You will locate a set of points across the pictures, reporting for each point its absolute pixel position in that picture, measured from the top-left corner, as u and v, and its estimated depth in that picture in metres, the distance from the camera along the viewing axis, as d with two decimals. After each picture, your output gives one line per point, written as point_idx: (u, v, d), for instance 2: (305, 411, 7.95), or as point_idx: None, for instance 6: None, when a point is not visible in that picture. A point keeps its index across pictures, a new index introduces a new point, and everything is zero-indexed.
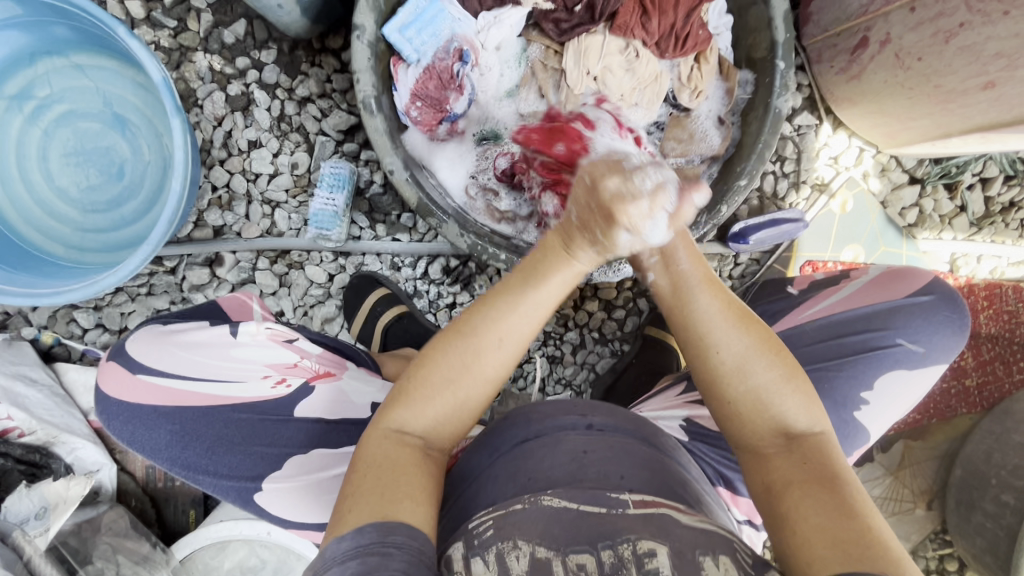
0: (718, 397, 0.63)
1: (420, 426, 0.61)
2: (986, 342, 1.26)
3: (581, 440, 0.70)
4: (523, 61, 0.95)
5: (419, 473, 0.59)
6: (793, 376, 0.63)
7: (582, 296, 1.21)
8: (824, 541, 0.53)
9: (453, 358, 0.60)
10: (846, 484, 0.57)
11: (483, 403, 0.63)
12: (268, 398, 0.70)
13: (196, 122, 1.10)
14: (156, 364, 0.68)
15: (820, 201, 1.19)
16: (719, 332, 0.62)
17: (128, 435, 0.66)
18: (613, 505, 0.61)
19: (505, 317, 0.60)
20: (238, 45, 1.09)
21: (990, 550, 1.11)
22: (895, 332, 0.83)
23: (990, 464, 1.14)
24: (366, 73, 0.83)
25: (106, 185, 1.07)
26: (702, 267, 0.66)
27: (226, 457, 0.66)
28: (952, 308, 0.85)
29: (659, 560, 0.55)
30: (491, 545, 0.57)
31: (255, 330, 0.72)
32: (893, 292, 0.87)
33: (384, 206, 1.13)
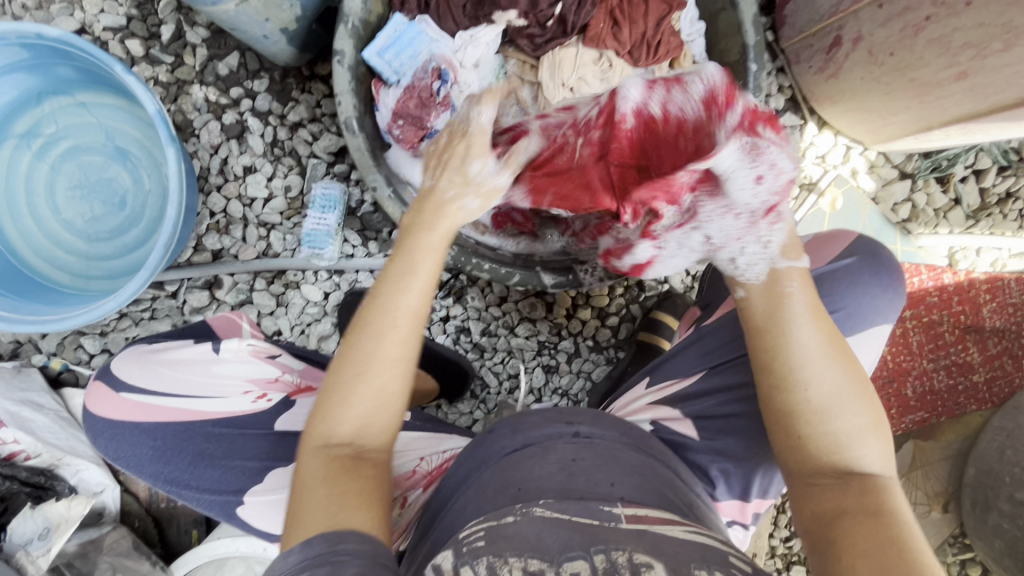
0: (792, 428, 0.66)
1: (346, 431, 0.62)
2: (993, 337, 1.22)
3: (569, 449, 0.71)
4: (500, 75, 0.97)
5: (357, 480, 0.60)
6: (878, 425, 0.65)
7: (575, 304, 1.22)
8: (869, 574, 0.53)
9: (359, 352, 0.63)
10: (902, 523, 0.57)
11: (401, 391, 0.64)
12: (247, 412, 0.72)
13: (194, 152, 1.14)
14: (139, 381, 0.71)
15: (810, 200, 1.19)
16: (818, 364, 0.65)
17: (114, 450, 0.69)
18: (606, 518, 0.62)
19: (397, 301, 0.64)
20: (232, 76, 1.14)
21: (1010, 553, 1.08)
22: (821, 302, 0.82)
23: (1003, 462, 1.12)
24: (347, 95, 0.87)
25: (109, 216, 1.11)
26: (811, 298, 0.68)
27: (208, 471, 0.68)
28: (876, 267, 0.83)
29: (655, 569, 0.55)
30: (480, 556, 0.56)
31: (237, 347, 0.75)
32: (816, 261, 0.86)
33: (375, 224, 1.15)
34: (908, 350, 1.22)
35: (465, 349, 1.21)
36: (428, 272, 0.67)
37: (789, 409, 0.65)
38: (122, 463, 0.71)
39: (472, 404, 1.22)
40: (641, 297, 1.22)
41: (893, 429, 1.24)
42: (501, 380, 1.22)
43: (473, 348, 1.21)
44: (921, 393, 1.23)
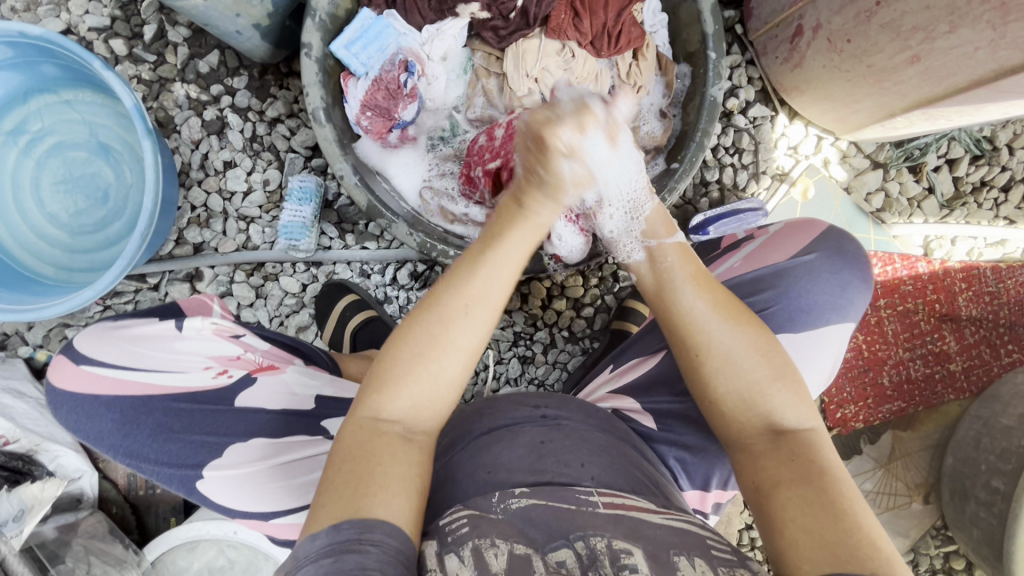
0: (709, 397, 0.69)
1: (396, 411, 0.61)
2: (970, 326, 1.22)
3: (537, 432, 0.70)
4: (468, 70, 1.00)
5: (395, 465, 0.59)
6: (789, 380, 0.67)
7: (550, 295, 1.23)
8: (807, 544, 0.56)
9: (424, 328, 0.62)
10: (829, 481, 0.61)
11: (461, 376, 0.63)
12: (208, 387, 0.75)
13: (176, 147, 1.17)
14: (98, 356, 0.73)
15: (781, 190, 1.20)
16: (713, 328, 0.67)
17: (73, 421, 0.71)
18: (583, 505, 0.60)
19: (490, 289, 0.64)
20: (212, 74, 1.17)
21: (987, 542, 1.08)
22: (781, 294, 0.83)
23: (979, 450, 1.11)
24: (314, 86, 0.89)
25: (92, 209, 1.14)
26: (691, 266, 0.72)
27: (167, 445, 0.70)
28: (837, 263, 0.84)
29: (635, 556, 0.53)
30: (466, 543, 0.55)
31: (200, 324, 0.78)
32: (779, 255, 0.87)
33: (351, 216, 1.18)
34: (884, 338, 1.22)
35: None
36: (521, 258, 0.66)
37: (700, 379, 0.68)
38: (81, 435, 0.73)
39: None
40: (615, 287, 1.23)
41: (870, 419, 1.24)
42: (477, 370, 1.23)
43: None
44: (897, 381, 1.23)
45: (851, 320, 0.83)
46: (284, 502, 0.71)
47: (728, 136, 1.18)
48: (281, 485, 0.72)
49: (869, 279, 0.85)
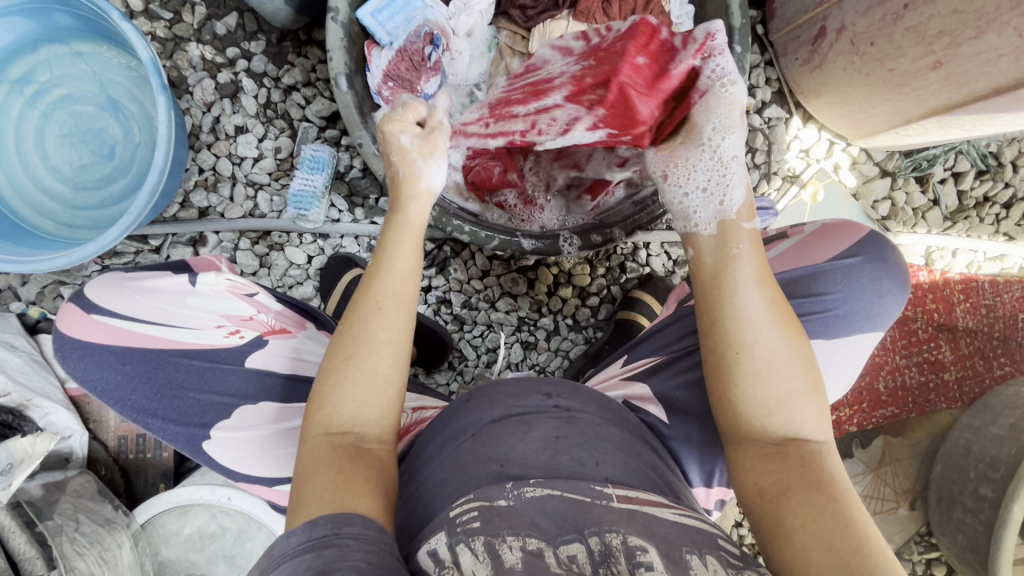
0: (727, 394, 0.67)
1: (345, 419, 0.61)
2: (966, 337, 1.25)
3: (553, 426, 0.68)
4: (491, 48, 1.00)
5: (361, 468, 0.59)
6: (814, 389, 0.66)
7: (556, 282, 1.22)
8: (821, 554, 0.55)
9: (353, 340, 0.63)
10: (842, 493, 0.60)
11: (398, 371, 0.64)
12: (220, 346, 0.74)
13: (187, 108, 1.15)
14: (112, 307, 0.73)
15: (791, 191, 1.21)
16: (758, 327, 0.66)
17: (83, 372, 0.72)
18: (596, 497, 0.59)
19: (383, 282, 0.65)
20: (229, 36, 1.15)
21: (971, 548, 1.10)
22: (820, 296, 0.82)
23: (969, 457, 1.14)
24: (339, 51, 0.88)
25: (98, 164, 1.12)
26: (755, 261, 0.69)
27: (175, 402, 0.72)
28: (878, 268, 0.83)
29: (651, 555, 0.52)
30: (478, 535, 0.53)
31: (214, 281, 0.75)
32: (817, 257, 0.86)
33: (362, 189, 1.17)
34: (882, 344, 1.24)
35: (446, 320, 1.22)
36: (414, 252, 0.68)
37: (728, 375, 0.66)
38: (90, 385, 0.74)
39: (449, 375, 1.23)
40: (622, 278, 1.24)
41: (863, 423, 1.26)
42: (479, 353, 1.23)
43: (453, 319, 1.22)
44: (892, 387, 1.25)
45: (881, 328, 0.84)
46: (286, 469, 0.73)
47: None
48: (290, 452, 0.73)
49: (906, 285, 0.85)
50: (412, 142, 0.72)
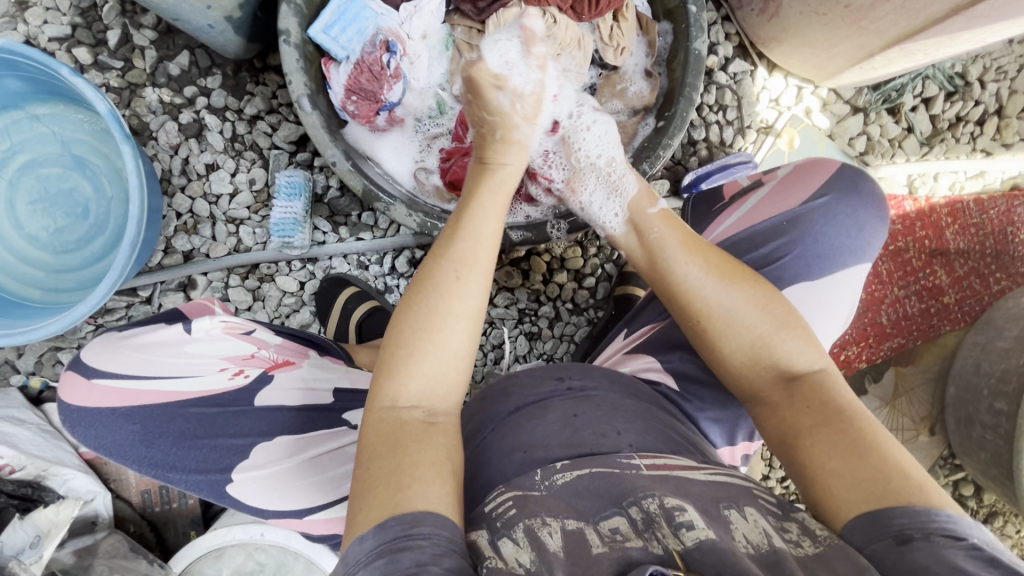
0: (716, 356, 0.70)
1: (413, 393, 0.61)
2: (959, 258, 1.26)
3: (567, 406, 0.68)
4: (449, 47, 0.99)
5: (420, 446, 0.57)
6: (797, 326, 0.68)
7: (550, 269, 1.22)
8: (844, 487, 0.55)
9: (425, 303, 0.63)
10: (855, 421, 0.60)
11: (470, 345, 0.63)
12: (228, 388, 0.74)
13: (154, 154, 1.14)
14: (107, 368, 0.69)
15: (767, 142, 1.21)
16: (705, 286, 0.71)
17: (91, 439, 0.68)
18: (626, 467, 0.59)
19: (468, 249, 0.66)
20: (184, 75, 1.13)
21: (995, 461, 1.12)
22: (796, 238, 0.84)
23: (980, 374, 1.15)
24: (297, 73, 0.86)
25: (74, 225, 1.10)
26: (678, 231, 0.77)
27: (191, 451, 0.69)
28: (852, 202, 0.84)
29: (689, 513, 0.52)
30: (517, 523, 0.52)
31: (210, 324, 0.76)
32: (790, 200, 0.87)
33: (343, 208, 1.16)
34: (878, 279, 1.25)
35: None
36: (496, 219, 0.69)
37: (704, 338, 0.71)
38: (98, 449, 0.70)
39: None
40: (614, 255, 1.24)
41: (872, 358, 1.27)
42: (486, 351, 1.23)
43: None
44: (895, 319, 1.26)
45: (867, 260, 0.84)
46: (311, 498, 0.72)
47: (711, 94, 1.19)
48: (311, 481, 0.72)
49: (885, 214, 0.85)
50: (508, 100, 0.77)
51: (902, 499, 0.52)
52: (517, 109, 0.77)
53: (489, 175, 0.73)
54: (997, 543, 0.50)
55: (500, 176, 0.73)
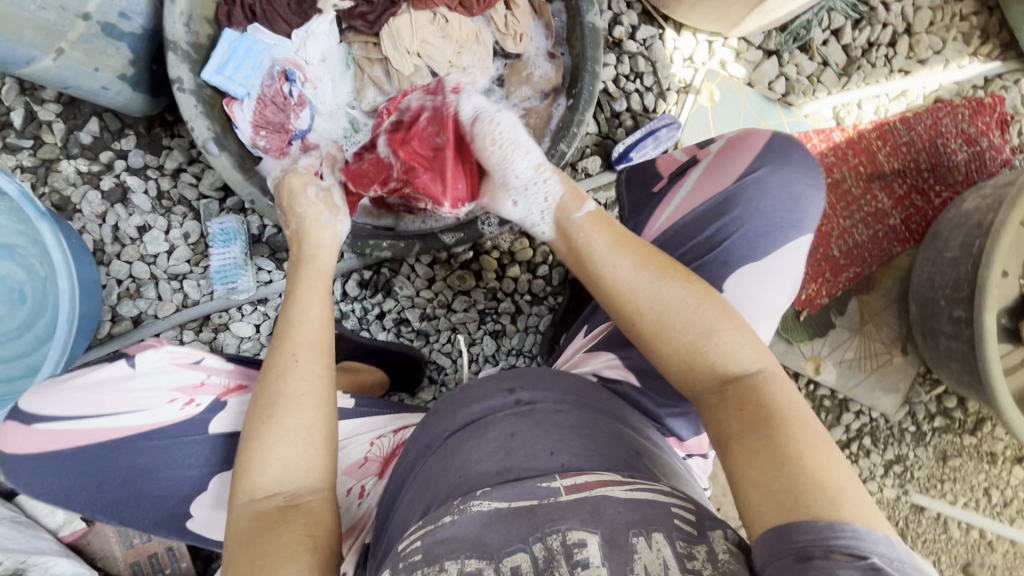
0: (652, 354, 0.70)
1: (271, 480, 0.61)
2: (897, 178, 1.27)
3: (508, 423, 0.68)
4: (350, 64, 0.99)
5: (283, 531, 0.58)
6: (735, 325, 0.67)
7: (502, 265, 1.22)
8: (761, 498, 0.56)
9: (272, 392, 0.64)
10: (783, 429, 0.60)
11: (323, 421, 0.64)
12: (178, 420, 0.72)
13: (82, 227, 1.12)
14: (51, 411, 0.72)
15: (689, 100, 1.22)
16: (636, 288, 0.70)
17: (42, 485, 0.72)
18: (545, 496, 0.58)
19: (295, 333, 0.68)
20: (97, 142, 1.12)
21: (965, 369, 1.14)
22: (740, 217, 0.82)
23: (935, 288, 1.16)
24: (198, 118, 0.85)
25: (13, 311, 1.09)
26: (608, 231, 0.75)
27: (146, 490, 0.72)
28: (786, 172, 0.82)
29: (589, 548, 0.52)
30: (416, 571, 0.53)
31: (153, 357, 0.74)
32: (725, 176, 0.85)
33: (282, 244, 1.15)
34: (823, 213, 1.26)
35: (410, 338, 1.21)
36: (319, 297, 0.71)
37: (638, 338, 0.70)
38: (54, 496, 0.74)
39: (433, 390, 1.22)
40: None
41: (832, 292, 1.28)
42: (454, 358, 1.22)
43: (418, 335, 1.21)
44: (846, 249, 1.27)
45: (809, 230, 0.83)
46: None
47: (624, 65, 1.19)
48: None
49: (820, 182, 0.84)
50: (316, 192, 0.81)
51: (810, 513, 0.53)
52: (316, 214, 0.79)
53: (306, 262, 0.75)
54: (905, 560, 0.50)
55: (314, 262, 0.75)
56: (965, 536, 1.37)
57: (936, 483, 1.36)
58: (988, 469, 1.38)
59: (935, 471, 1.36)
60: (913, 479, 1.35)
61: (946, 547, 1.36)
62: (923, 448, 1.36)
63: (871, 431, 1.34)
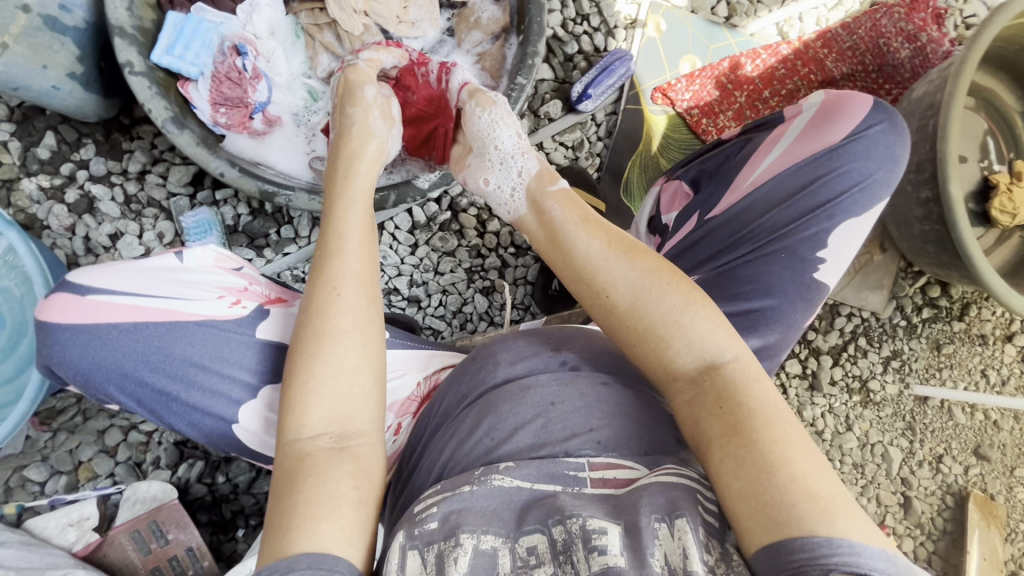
0: (620, 339, 0.67)
1: (315, 423, 0.60)
2: (847, 83, 1.29)
3: (549, 392, 0.66)
4: (299, 33, 1.01)
5: (323, 482, 0.57)
6: (709, 309, 0.64)
7: (482, 221, 1.23)
8: (746, 510, 0.53)
9: (313, 327, 0.62)
10: (761, 431, 0.56)
11: (369, 359, 0.63)
12: (225, 315, 0.71)
13: (53, 243, 1.11)
14: (110, 284, 0.69)
15: (637, 34, 1.25)
16: (606, 270, 0.68)
17: (90, 358, 0.68)
18: (570, 483, 0.58)
19: (338, 265, 0.65)
20: (56, 155, 1.10)
21: (941, 249, 1.18)
22: (842, 173, 0.80)
23: (901, 177, 1.20)
24: (154, 100, 0.85)
25: None
26: (575, 211, 0.73)
27: (196, 381, 0.70)
28: (892, 135, 0.82)
29: (607, 536, 0.52)
30: (431, 545, 0.54)
31: (201, 257, 0.75)
32: (830, 132, 0.82)
33: (259, 230, 1.14)
34: None
35: (402, 307, 1.22)
36: (360, 223, 0.68)
37: (608, 323, 0.67)
38: (94, 377, 0.69)
39: None
40: None
41: None
42: (449, 320, 1.23)
43: (410, 302, 1.22)
44: None
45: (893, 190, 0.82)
46: None
47: (569, 8, 1.22)
48: None
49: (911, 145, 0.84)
50: (372, 94, 0.77)
51: (805, 528, 0.51)
52: (379, 103, 0.77)
53: (345, 161, 0.72)
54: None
55: (357, 169, 0.72)
56: (970, 420, 1.40)
57: (935, 372, 1.40)
58: (982, 352, 1.41)
59: (932, 361, 1.40)
60: (912, 371, 1.39)
61: (955, 434, 1.40)
62: (917, 340, 1.39)
63: (865, 330, 1.38)
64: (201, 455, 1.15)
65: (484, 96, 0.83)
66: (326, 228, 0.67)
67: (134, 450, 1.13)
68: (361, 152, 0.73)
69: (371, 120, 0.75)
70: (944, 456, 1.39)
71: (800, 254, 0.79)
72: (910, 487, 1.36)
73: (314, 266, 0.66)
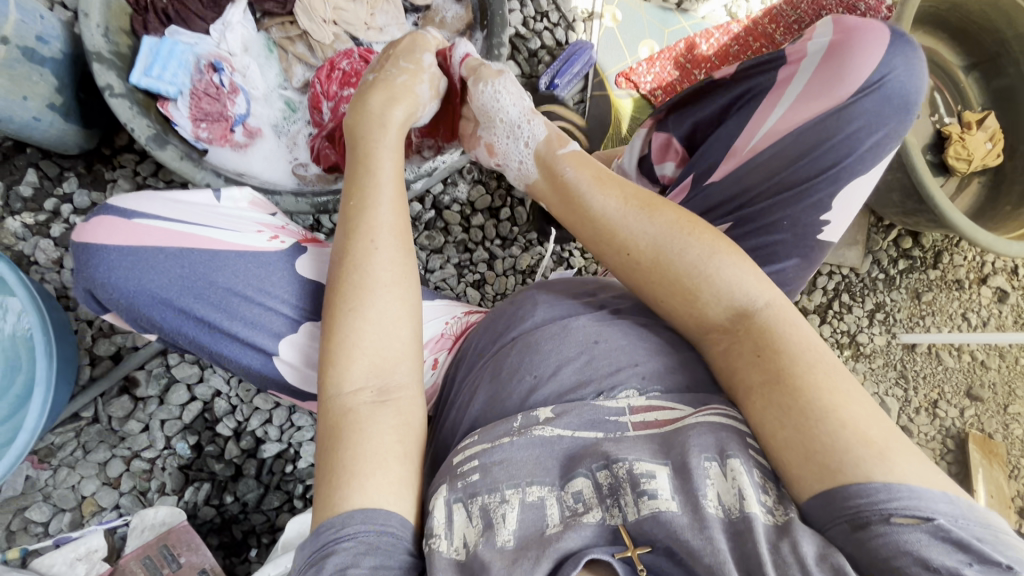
0: (643, 284, 0.68)
1: (359, 376, 0.61)
2: None
3: (590, 330, 0.67)
4: (272, 48, 1.06)
5: (368, 436, 0.58)
6: (733, 253, 0.66)
7: (466, 216, 1.26)
8: (795, 460, 0.52)
9: (351, 280, 0.64)
10: (802, 373, 0.56)
11: (405, 311, 0.65)
12: (266, 247, 0.73)
13: (41, 278, 1.10)
14: (153, 212, 0.71)
15: (595, 25, 1.32)
16: (626, 221, 0.69)
17: (133, 281, 0.68)
18: (613, 429, 0.57)
19: (372, 217, 0.67)
20: (39, 191, 1.11)
21: (903, 197, 1.24)
22: (843, 137, 0.70)
23: None
24: (137, 118, 0.86)
25: None
26: (589, 170, 0.75)
27: (240, 312, 0.70)
28: (906, 83, 0.69)
29: (657, 480, 0.51)
30: (475, 499, 0.54)
31: (238, 198, 0.76)
32: (836, 88, 0.70)
33: None
34: None
35: None
36: (392, 178, 0.70)
37: (631, 273, 0.69)
38: (133, 301, 0.68)
39: None
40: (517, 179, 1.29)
41: None
42: None
43: None
44: None
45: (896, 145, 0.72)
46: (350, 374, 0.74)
47: (528, 7, 1.27)
48: None
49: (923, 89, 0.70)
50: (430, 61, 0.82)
51: (861, 474, 0.49)
52: (433, 73, 0.82)
53: (372, 119, 0.74)
54: (965, 516, 0.47)
55: (387, 134, 0.73)
56: (958, 362, 1.44)
57: (918, 320, 1.44)
58: (960, 296, 1.46)
59: (913, 309, 1.44)
60: (897, 321, 1.43)
61: (946, 378, 1.43)
62: (897, 291, 1.44)
63: (847, 287, 1.43)
64: (208, 477, 1.13)
65: (486, 70, 0.83)
66: (356, 183, 0.70)
67: (138, 478, 1.12)
68: (403, 100, 0.76)
69: (413, 79, 0.79)
70: (939, 401, 1.42)
71: (801, 222, 0.74)
72: (911, 435, 1.38)
73: (345, 218, 0.68)
